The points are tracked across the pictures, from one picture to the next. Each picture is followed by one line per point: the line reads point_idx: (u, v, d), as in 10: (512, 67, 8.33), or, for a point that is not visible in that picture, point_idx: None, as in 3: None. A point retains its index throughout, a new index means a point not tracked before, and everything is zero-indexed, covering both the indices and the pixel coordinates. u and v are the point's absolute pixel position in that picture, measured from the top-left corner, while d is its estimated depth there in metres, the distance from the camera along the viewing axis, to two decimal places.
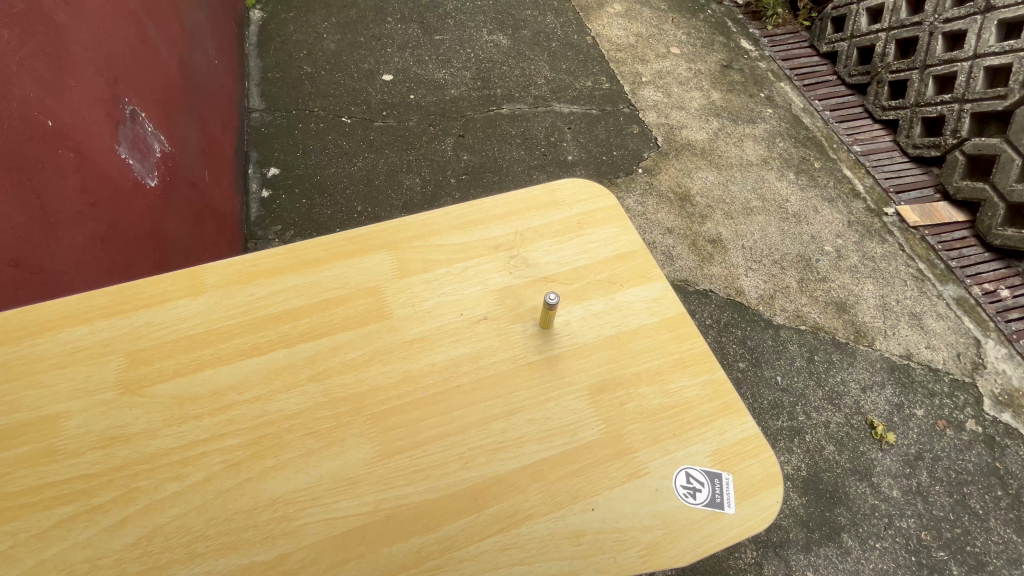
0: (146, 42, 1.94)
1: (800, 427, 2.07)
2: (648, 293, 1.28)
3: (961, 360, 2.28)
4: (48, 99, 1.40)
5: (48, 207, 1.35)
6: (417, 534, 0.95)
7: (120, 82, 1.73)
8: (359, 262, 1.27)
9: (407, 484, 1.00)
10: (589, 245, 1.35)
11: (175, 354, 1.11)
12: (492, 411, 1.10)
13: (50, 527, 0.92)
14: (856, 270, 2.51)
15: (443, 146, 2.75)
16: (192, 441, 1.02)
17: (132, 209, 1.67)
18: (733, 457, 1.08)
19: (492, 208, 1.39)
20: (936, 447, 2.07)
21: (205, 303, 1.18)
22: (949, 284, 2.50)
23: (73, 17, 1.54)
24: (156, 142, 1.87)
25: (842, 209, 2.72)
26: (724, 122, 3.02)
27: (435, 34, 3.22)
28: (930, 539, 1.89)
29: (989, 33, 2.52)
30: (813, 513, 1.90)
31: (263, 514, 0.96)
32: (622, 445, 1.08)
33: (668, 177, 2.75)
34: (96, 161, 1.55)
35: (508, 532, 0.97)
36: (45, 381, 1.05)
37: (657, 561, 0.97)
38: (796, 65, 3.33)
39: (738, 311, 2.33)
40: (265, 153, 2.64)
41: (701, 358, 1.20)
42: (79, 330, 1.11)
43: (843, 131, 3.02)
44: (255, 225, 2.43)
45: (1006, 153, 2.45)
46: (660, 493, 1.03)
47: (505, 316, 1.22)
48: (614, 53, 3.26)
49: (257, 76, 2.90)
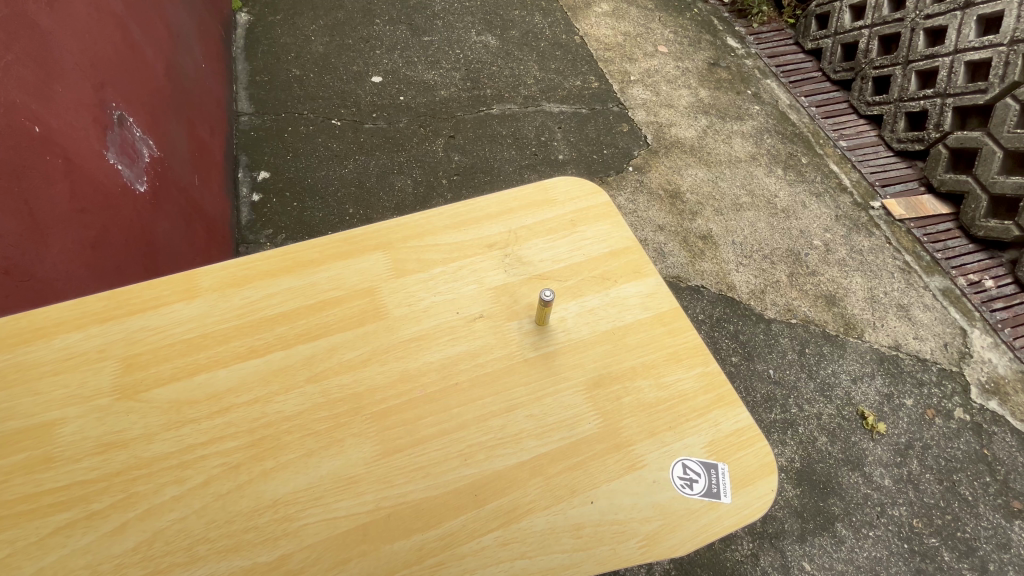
0: (133, 46, 1.92)
1: (793, 419, 2.10)
2: (642, 289, 1.30)
3: (948, 350, 2.33)
4: (34, 106, 1.39)
5: (38, 214, 1.34)
6: (418, 532, 0.96)
7: (107, 87, 1.72)
8: (354, 263, 1.27)
9: (408, 482, 1.01)
10: (582, 242, 1.37)
11: (172, 358, 1.11)
12: (490, 407, 1.11)
13: (49, 534, 0.92)
14: (844, 263, 2.55)
15: (434, 146, 2.76)
16: (191, 444, 1.02)
17: (121, 214, 1.65)
18: (727, 448, 1.10)
19: (485, 207, 1.40)
20: (926, 435, 2.11)
21: (200, 307, 1.17)
22: (935, 275, 2.54)
23: (58, 21, 1.53)
24: (144, 147, 1.86)
25: (829, 203, 2.76)
26: (713, 119, 3.05)
27: (423, 35, 3.23)
28: (921, 526, 1.92)
29: (969, 29, 2.58)
30: (807, 504, 1.93)
31: (264, 516, 0.96)
32: (619, 438, 1.09)
33: (658, 175, 2.78)
34: (85, 167, 1.53)
35: (508, 526, 0.98)
36: (40, 388, 1.05)
37: (656, 551, 0.98)
38: (782, 62, 3.37)
39: (730, 305, 2.36)
40: (254, 156, 2.63)
41: (695, 351, 1.22)
42: (73, 336, 1.11)
43: (829, 127, 3.07)
44: (246, 229, 2.42)
45: (987, 146, 2.51)
46: (658, 484, 1.05)
47: (501, 314, 1.23)
48: (602, 53, 3.28)
49: (245, 80, 2.89)
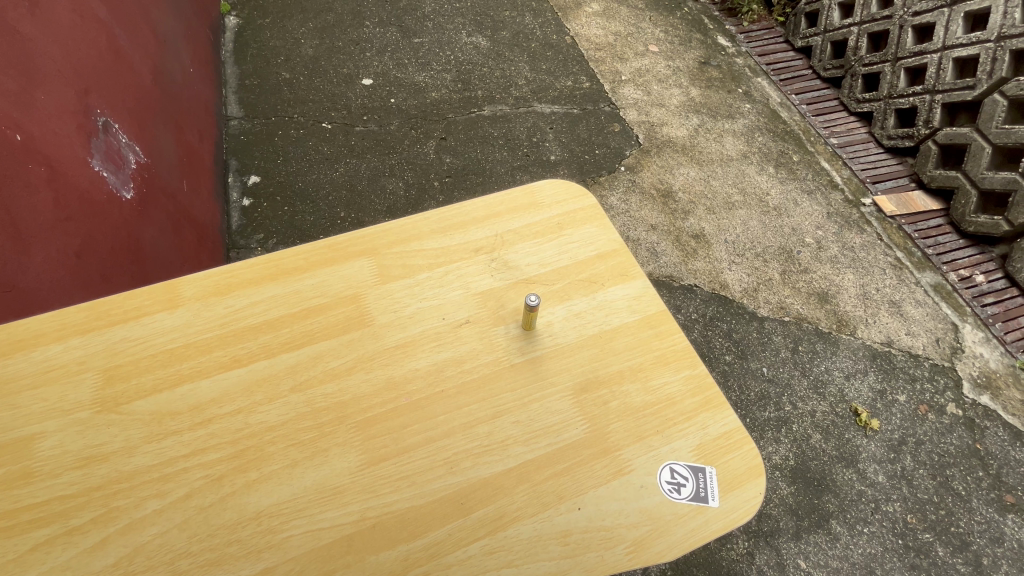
0: (118, 51, 1.90)
1: (787, 418, 2.10)
2: (630, 292, 1.30)
3: (940, 345, 2.33)
4: (16, 113, 1.38)
5: (19, 223, 1.32)
6: (403, 542, 0.95)
7: (92, 93, 1.70)
8: (339, 270, 1.26)
9: (393, 492, 1.00)
10: (569, 245, 1.36)
11: (154, 369, 1.09)
12: (477, 414, 1.10)
13: (28, 551, 0.90)
14: (836, 261, 2.55)
15: (425, 149, 2.75)
16: (172, 457, 1.00)
17: (107, 222, 1.64)
18: (715, 451, 1.10)
19: (472, 211, 1.39)
20: (919, 431, 2.11)
21: (183, 317, 1.16)
22: (926, 271, 2.55)
23: (39, 28, 1.52)
24: (131, 152, 1.84)
25: (821, 200, 2.76)
26: (704, 118, 3.05)
27: (414, 37, 3.22)
28: (915, 522, 1.93)
29: (957, 25, 2.59)
30: (802, 501, 1.93)
31: (247, 528, 0.95)
32: (607, 442, 1.09)
33: (649, 174, 2.78)
34: (68, 174, 1.52)
35: (495, 535, 0.97)
36: (19, 402, 1.03)
37: (645, 557, 0.98)
38: (772, 60, 3.38)
39: (723, 304, 2.36)
40: (244, 160, 2.61)
41: (682, 354, 1.21)
42: (52, 348, 1.09)
43: (820, 124, 3.07)
44: (237, 234, 2.40)
45: (976, 142, 2.52)
46: (646, 489, 1.04)
47: (487, 319, 1.23)
48: (593, 53, 3.27)
49: (234, 83, 2.87)
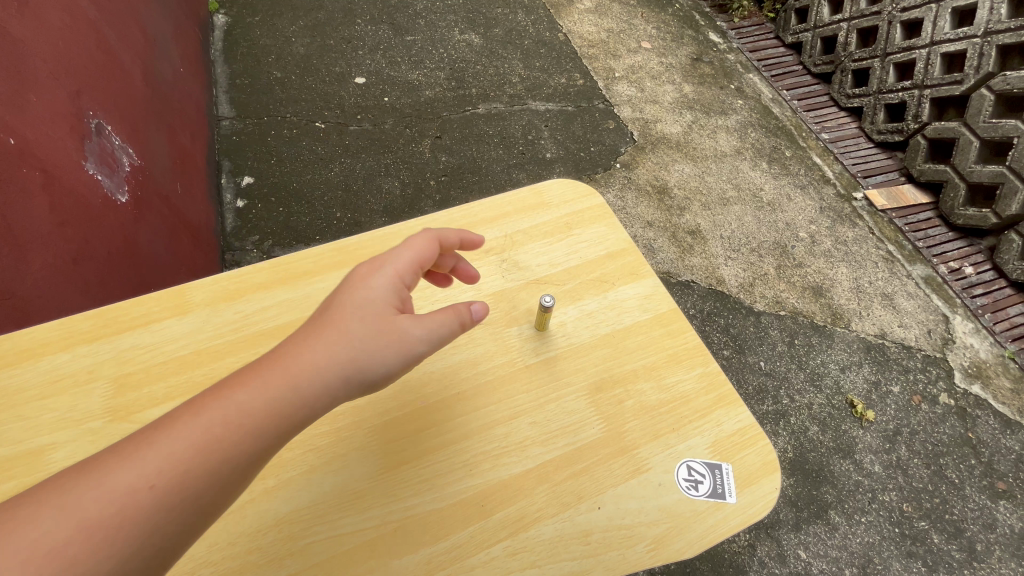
0: (108, 53, 1.87)
1: (785, 410, 2.13)
2: (639, 291, 1.30)
3: (931, 337, 2.38)
4: (9, 116, 1.35)
5: (16, 230, 1.29)
6: (426, 545, 0.95)
7: (84, 95, 1.67)
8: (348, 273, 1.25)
9: (414, 495, 1.00)
10: (578, 245, 1.36)
11: (165, 377, 1.08)
12: (494, 415, 1.10)
13: None
14: (830, 255, 2.59)
15: (420, 148, 2.73)
16: None
17: (103, 227, 1.61)
18: (730, 448, 1.11)
19: (479, 212, 1.39)
20: (913, 421, 2.15)
21: (192, 323, 1.15)
22: (918, 264, 2.60)
23: (30, 30, 1.48)
24: (124, 155, 1.81)
25: (814, 195, 2.80)
26: (698, 114, 3.07)
27: (406, 35, 3.19)
28: (911, 510, 1.96)
29: (944, 21, 2.63)
30: (801, 493, 1.96)
31: (267, 536, 0.94)
32: (623, 442, 1.09)
33: (645, 171, 2.79)
34: (64, 178, 1.49)
35: (518, 535, 0.97)
36: (27, 413, 1.02)
37: (665, 554, 0.99)
38: (763, 56, 3.41)
39: (720, 300, 2.38)
40: (237, 161, 2.58)
41: (695, 352, 1.22)
42: (59, 357, 1.07)
43: (811, 120, 3.10)
44: (232, 236, 2.38)
45: (964, 136, 2.56)
46: (664, 486, 1.05)
47: (500, 320, 1.22)
48: (586, 49, 3.28)
49: (224, 83, 2.83)
